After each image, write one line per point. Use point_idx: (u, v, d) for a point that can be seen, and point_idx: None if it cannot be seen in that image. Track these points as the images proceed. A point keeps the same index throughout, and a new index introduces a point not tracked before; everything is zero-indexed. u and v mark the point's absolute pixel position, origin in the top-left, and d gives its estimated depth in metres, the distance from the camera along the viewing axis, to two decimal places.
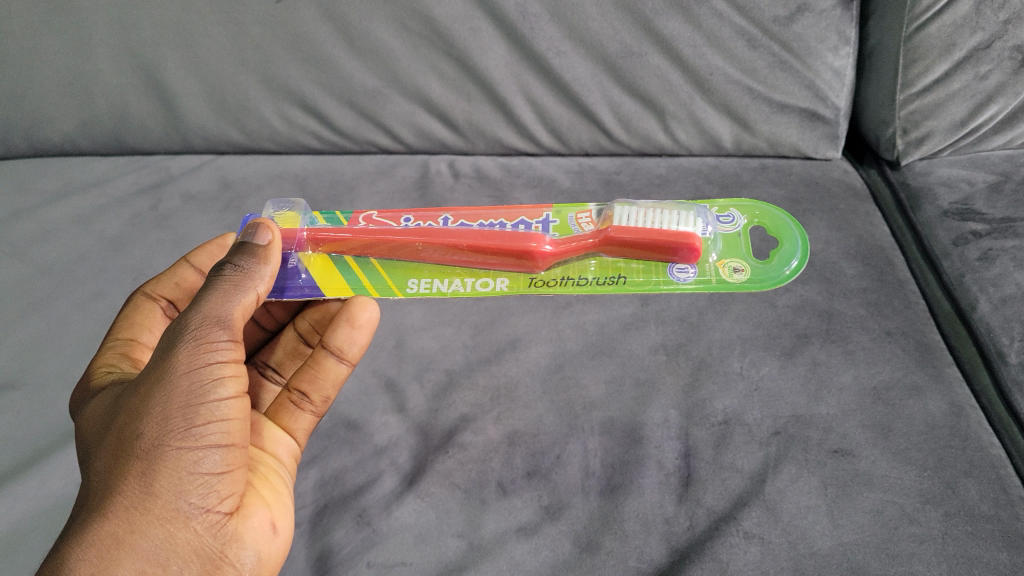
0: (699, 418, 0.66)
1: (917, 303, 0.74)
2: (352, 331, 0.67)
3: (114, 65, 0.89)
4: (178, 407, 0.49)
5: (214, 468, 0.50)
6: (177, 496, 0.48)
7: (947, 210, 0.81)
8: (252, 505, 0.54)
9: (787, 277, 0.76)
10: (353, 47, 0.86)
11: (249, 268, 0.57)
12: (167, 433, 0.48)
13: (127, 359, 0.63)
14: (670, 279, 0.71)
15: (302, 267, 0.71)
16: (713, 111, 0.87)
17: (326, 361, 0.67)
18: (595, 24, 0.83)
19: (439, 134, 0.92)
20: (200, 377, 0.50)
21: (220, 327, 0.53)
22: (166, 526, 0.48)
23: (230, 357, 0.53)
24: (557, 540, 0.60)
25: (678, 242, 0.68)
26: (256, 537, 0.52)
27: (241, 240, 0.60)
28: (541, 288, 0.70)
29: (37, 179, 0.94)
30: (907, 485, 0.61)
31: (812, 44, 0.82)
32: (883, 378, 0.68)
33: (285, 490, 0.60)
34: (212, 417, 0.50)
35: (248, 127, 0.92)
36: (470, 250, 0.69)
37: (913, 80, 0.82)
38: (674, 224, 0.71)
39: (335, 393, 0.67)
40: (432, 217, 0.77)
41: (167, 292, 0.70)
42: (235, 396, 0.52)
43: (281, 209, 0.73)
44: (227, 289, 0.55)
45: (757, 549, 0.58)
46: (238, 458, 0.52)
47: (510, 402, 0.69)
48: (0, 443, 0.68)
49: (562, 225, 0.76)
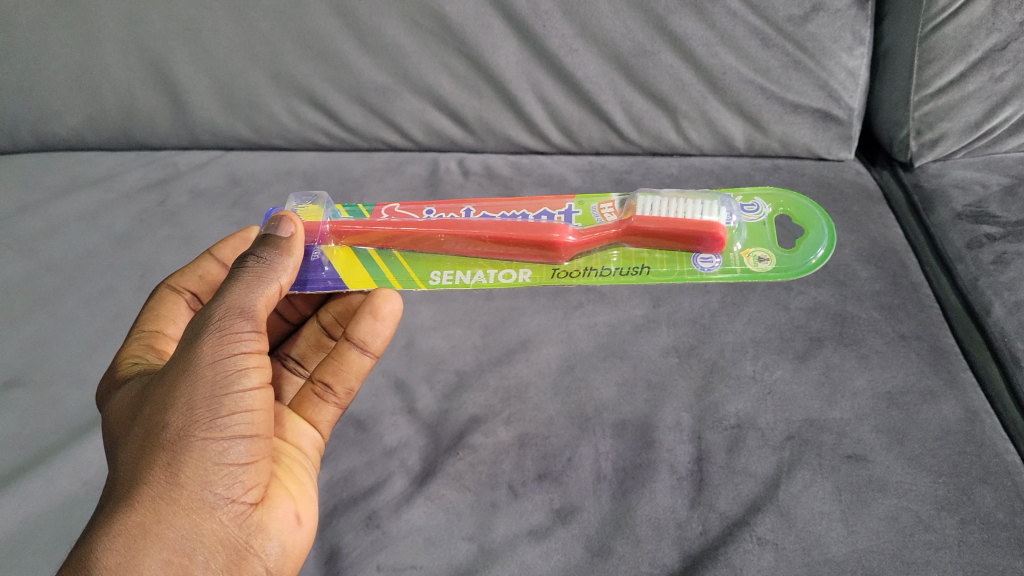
0: (712, 421, 0.66)
1: (931, 306, 0.74)
2: (376, 323, 0.65)
3: (122, 60, 0.88)
4: (203, 398, 0.48)
5: (239, 459, 0.49)
6: (202, 487, 0.47)
7: (961, 213, 0.80)
8: (276, 497, 0.53)
9: (814, 266, 0.75)
10: (364, 43, 0.85)
11: (273, 260, 0.57)
12: (193, 423, 0.48)
13: (152, 350, 0.62)
14: (694, 269, 0.69)
15: (325, 260, 0.70)
16: (726, 111, 0.86)
17: (350, 353, 0.65)
18: (608, 22, 0.82)
19: (449, 131, 0.91)
20: (224, 367, 0.50)
21: (243, 318, 0.52)
22: (192, 516, 0.47)
23: (254, 348, 0.52)
24: (568, 545, 0.60)
25: (703, 230, 0.66)
26: (281, 529, 0.52)
27: (264, 233, 0.59)
28: (565, 278, 0.69)
29: (44, 174, 0.93)
30: (922, 491, 0.61)
31: (827, 44, 0.82)
32: (897, 382, 0.68)
33: (308, 481, 0.59)
34: (237, 408, 0.49)
35: (257, 123, 0.92)
36: (492, 241, 0.67)
37: (927, 81, 0.81)
38: (698, 212, 0.69)
39: (358, 384, 0.66)
40: (454, 209, 0.76)
41: (191, 284, 0.69)
42: (260, 387, 0.51)
43: (304, 203, 0.74)
44: (250, 281, 0.54)
45: (771, 555, 0.58)
46: (262, 449, 0.51)
47: (521, 403, 0.68)
48: (7, 441, 0.67)
49: (585, 216, 0.74)
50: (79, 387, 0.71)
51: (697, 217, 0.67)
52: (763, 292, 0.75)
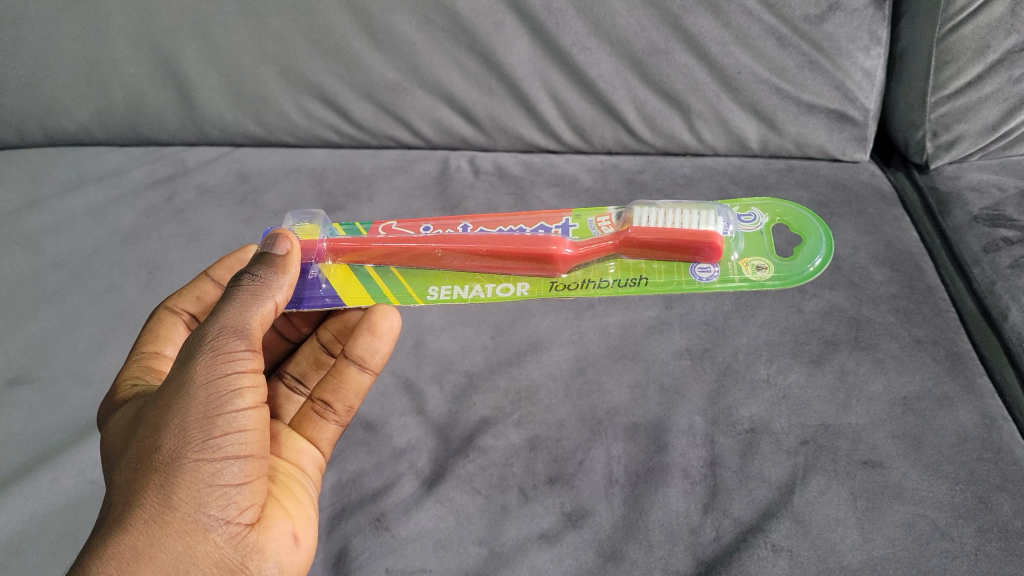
0: (726, 425, 0.65)
1: (948, 311, 0.73)
2: (374, 340, 0.64)
3: (131, 55, 0.87)
4: (196, 419, 0.48)
5: (234, 479, 0.48)
6: (196, 508, 0.47)
7: (978, 216, 0.79)
8: (273, 516, 0.52)
9: (813, 275, 0.71)
10: (374, 40, 0.84)
11: (268, 278, 0.56)
12: (185, 445, 0.47)
13: (151, 370, 0.61)
14: (692, 279, 0.66)
15: (322, 278, 0.68)
16: (740, 111, 0.85)
17: (349, 371, 0.65)
18: (622, 20, 0.81)
19: (459, 129, 0.91)
20: (218, 387, 0.49)
21: (237, 338, 0.51)
22: (186, 539, 0.46)
23: (249, 367, 0.51)
24: (579, 549, 0.59)
25: (698, 240, 0.64)
26: (279, 549, 0.51)
27: (261, 250, 0.58)
28: (564, 290, 0.66)
29: (51, 170, 0.93)
30: (938, 498, 0.60)
31: (843, 44, 0.81)
32: (913, 388, 0.67)
33: (308, 500, 0.59)
34: (230, 428, 0.49)
35: (266, 119, 0.91)
36: (490, 255, 0.65)
37: (944, 83, 0.80)
38: (693, 222, 0.66)
39: (358, 402, 0.65)
40: (450, 224, 0.74)
41: (189, 305, 0.68)
42: (253, 407, 0.50)
43: (302, 221, 0.71)
44: (245, 299, 0.54)
45: (786, 562, 0.57)
46: (258, 469, 0.50)
47: (532, 405, 0.68)
48: (13, 439, 0.67)
49: (583, 230, 0.71)
50: (85, 385, 0.70)
51: (693, 228, 0.64)
52: (777, 294, 0.74)
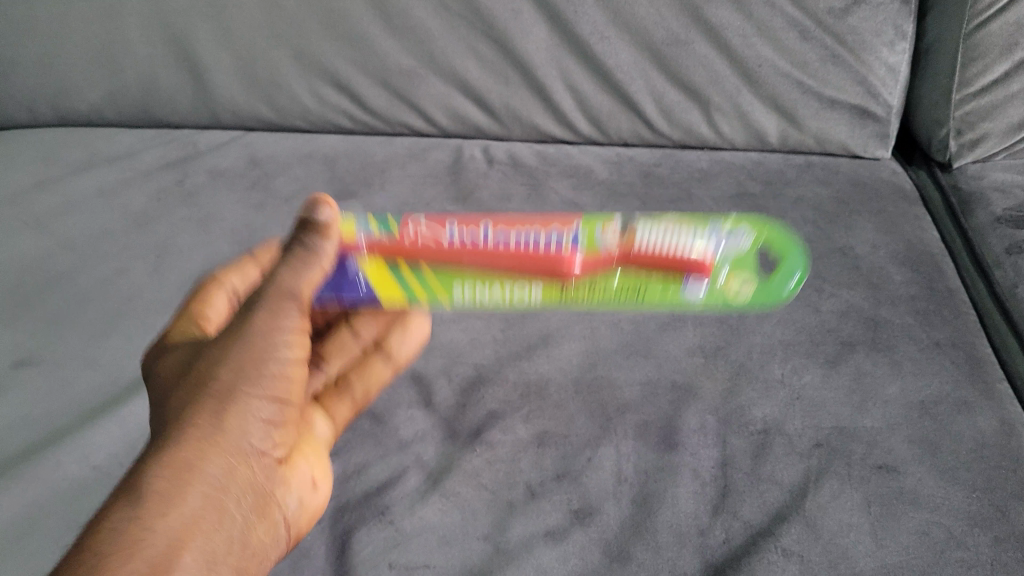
0: (738, 425, 0.64)
1: (968, 313, 0.71)
2: (404, 337, 0.68)
3: (145, 35, 0.87)
4: (251, 360, 0.47)
5: (276, 419, 0.48)
6: (244, 436, 0.46)
7: (1001, 216, 0.77)
8: (294, 459, 0.52)
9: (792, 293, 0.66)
10: (390, 25, 0.84)
11: (315, 242, 0.55)
12: (242, 379, 0.46)
13: (196, 323, 0.58)
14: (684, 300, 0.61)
15: (361, 274, 0.58)
16: (760, 104, 0.84)
17: (374, 363, 0.67)
18: (641, 9, 0.80)
19: (474, 118, 0.89)
20: (275, 338, 0.49)
21: (291, 295, 0.51)
22: (232, 458, 0.45)
23: (299, 323, 0.51)
24: (586, 548, 0.58)
25: (690, 266, 0.57)
26: (298, 487, 0.52)
27: (302, 215, 0.57)
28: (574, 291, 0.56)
29: (63, 150, 0.92)
30: (954, 506, 0.58)
31: (867, 38, 0.79)
32: (931, 392, 0.65)
33: (321, 446, 0.58)
34: (280, 375, 0.48)
35: (278, 103, 0.90)
36: (491, 265, 0.57)
37: (971, 80, 0.79)
38: (683, 243, 0.58)
39: (376, 393, 0.67)
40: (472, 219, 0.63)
41: (233, 279, 0.65)
42: (299, 358, 0.50)
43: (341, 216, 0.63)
44: (297, 259, 0.53)
45: (796, 567, 0.55)
46: (293, 414, 0.50)
47: (541, 401, 0.66)
48: (16, 421, 0.65)
49: (588, 240, 0.58)
50: (91, 368, 0.69)
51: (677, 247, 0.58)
52: (793, 293, 0.73)
